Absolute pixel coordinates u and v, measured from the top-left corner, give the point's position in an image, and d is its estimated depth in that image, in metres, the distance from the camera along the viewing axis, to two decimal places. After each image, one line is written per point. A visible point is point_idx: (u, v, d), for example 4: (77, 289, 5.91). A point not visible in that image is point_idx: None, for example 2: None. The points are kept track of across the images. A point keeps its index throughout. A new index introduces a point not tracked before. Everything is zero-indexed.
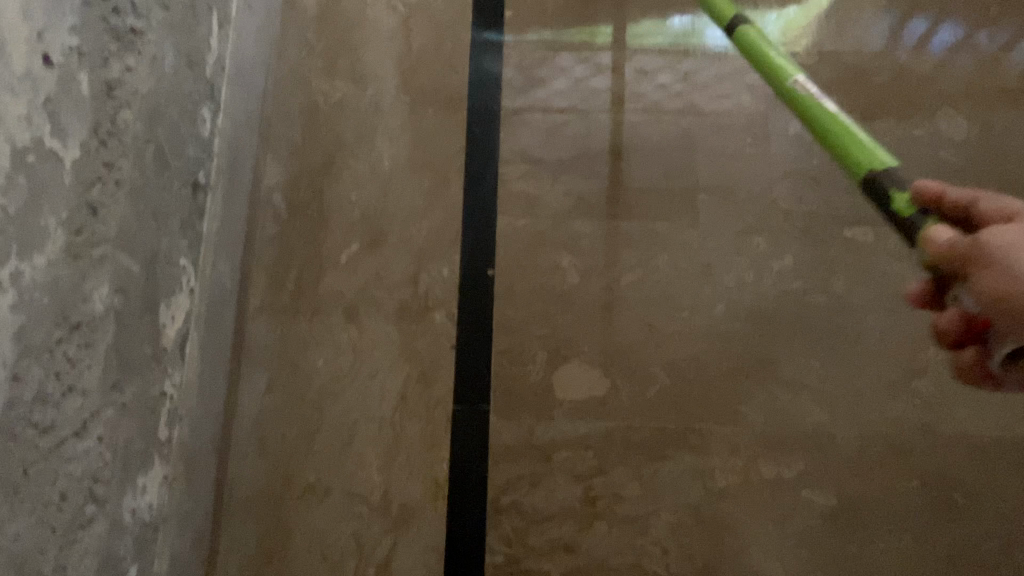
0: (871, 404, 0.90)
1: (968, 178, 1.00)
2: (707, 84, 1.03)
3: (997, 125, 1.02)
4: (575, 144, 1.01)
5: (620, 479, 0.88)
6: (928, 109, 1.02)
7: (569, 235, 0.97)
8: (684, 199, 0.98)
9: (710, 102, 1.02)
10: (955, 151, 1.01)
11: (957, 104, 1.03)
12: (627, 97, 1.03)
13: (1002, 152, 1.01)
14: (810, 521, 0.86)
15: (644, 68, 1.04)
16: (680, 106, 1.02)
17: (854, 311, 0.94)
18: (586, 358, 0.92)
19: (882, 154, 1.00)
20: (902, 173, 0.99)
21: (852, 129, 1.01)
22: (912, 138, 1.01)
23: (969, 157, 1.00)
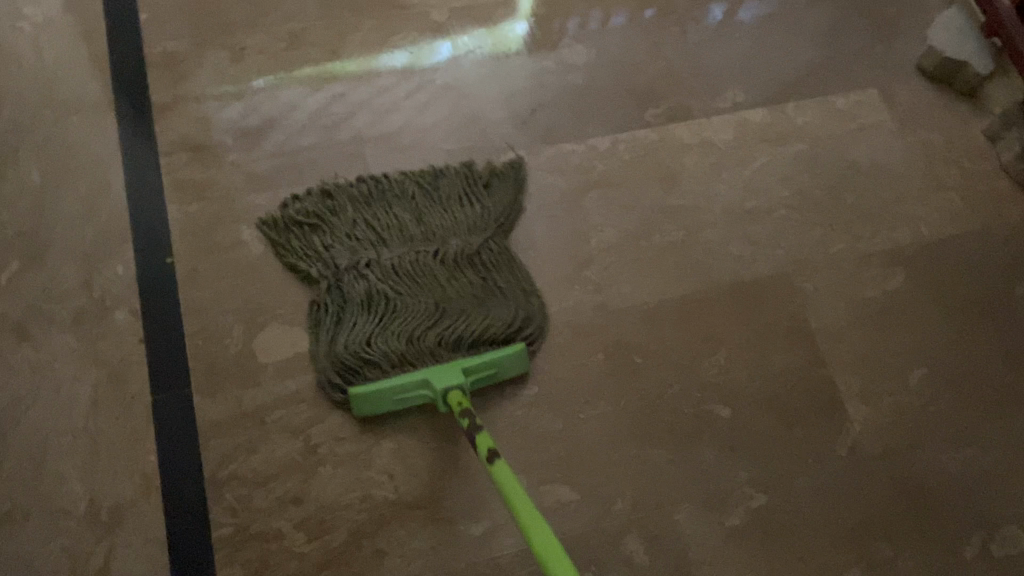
0: (552, 298, 1.00)
1: (604, 92, 1.13)
2: (388, 95, 1.09)
3: (615, 47, 1.17)
4: (237, 126, 1.03)
5: (337, 423, 0.90)
6: (557, 43, 1.16)
7: (244, 210, 0.99)
8: (351, 156, 1.04)
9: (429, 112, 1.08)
10: (587, 74, 1.14)
11: (582, 36, 1.17)
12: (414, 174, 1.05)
13: (628, 66, 1.16)
14: (520, 413, 0.93)
15: (322, 91, 1.07)
16: (331, 76, 1.08)
17: (523, 222, 1.04)
18: (283, 320, 0.94)
19: (522, 86, 1.12)
20: (542, 100, 1.12)
21: (493, 70, 1.13)
22: (548, 70, 1.14)
23: (601, 76, 1.14)
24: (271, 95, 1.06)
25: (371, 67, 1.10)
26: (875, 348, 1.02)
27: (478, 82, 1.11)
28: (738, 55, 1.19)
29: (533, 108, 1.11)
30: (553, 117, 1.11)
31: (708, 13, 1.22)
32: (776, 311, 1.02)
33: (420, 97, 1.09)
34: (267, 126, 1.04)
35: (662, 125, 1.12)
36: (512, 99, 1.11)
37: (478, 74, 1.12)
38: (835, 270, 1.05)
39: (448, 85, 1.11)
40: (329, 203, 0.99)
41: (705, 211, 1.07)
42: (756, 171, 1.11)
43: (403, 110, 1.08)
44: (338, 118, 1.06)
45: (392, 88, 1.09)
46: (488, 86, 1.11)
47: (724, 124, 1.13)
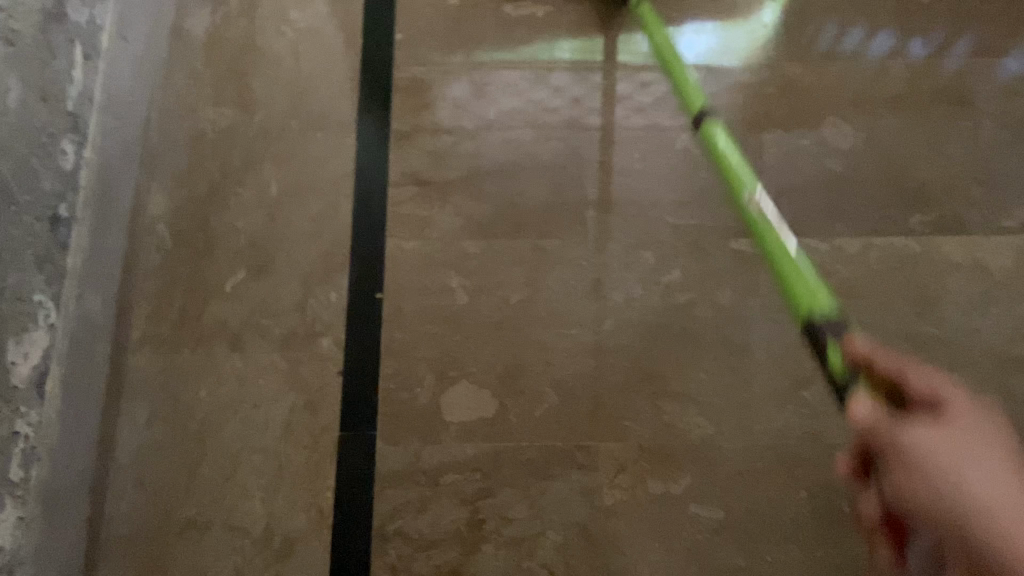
0: (760, 413, 0.90)
1: (865, 184, 0.99)
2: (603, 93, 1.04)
3: (891, 133, 1.02)
4: (466, 165, 1.01)
5: (508, 501, 0.87)
6: (823, 117, 1.02)
7: (457, 256, 0.97)
8: (573, 216, 0.99)
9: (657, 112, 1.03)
10: (849, 160, 1.01)
11: (853, 112, 1.03)
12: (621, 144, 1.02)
13: (900, 157, 1.01)
14: (698, 535, 0.86)
15: (540, 77, 1.05)
16: (568, 125, 1.03)
17: (743, 321, 0.94)
18: (473, 379, 0.92)
19: (772, 163, 1.00)
20: (791, 183, 1.00)
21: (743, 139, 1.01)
22: (805, 149, 1.01)
23: (866, 165, 1.00)
24: (494, 77, 1.05)
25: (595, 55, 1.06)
26: None
27: None
28: None
29: (779, 192, 0.99)
30: (801, 205, 0.99)
31: (1007, 61, 1.05)
32: None
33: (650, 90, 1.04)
34: (484, 110, 1.04)
35: (926, 236, 0.97)
36: (756, 175, 0.99)
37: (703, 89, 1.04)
38: None
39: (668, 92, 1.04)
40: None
41: (958, 350, 0.93)
42: None
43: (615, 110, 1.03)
44: (549, 108, 1.04)
45: (610, 86, 1.04)
46: None
47: (1003, 247, 0.97)
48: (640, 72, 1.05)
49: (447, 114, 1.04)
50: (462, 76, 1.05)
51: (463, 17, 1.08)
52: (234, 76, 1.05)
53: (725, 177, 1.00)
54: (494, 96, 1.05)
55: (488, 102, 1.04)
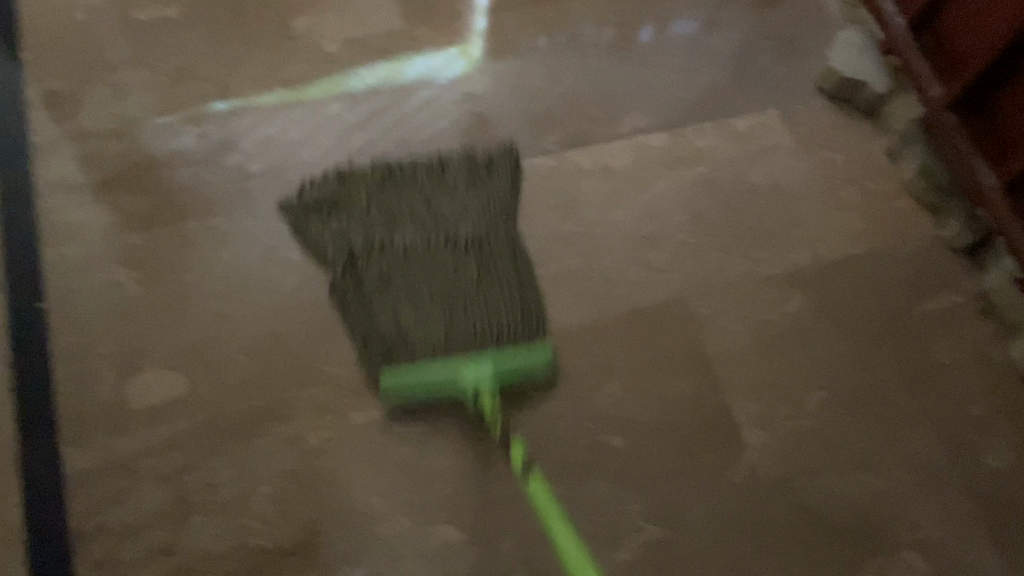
0: None
1: (501, 119, 1.12)
2: (340, 121, 1.08)
3: (514, 72, 1.16)
4: (118, 163, 1.01)
5: (213, 468, 0.87)
6: (454, 68, 1.14)
7: (122, 251, 0.96)
8: (237, 192, 1.02)
9: (379, 137, 1.08)
10: (483, 100, 1.13)
11: (479, 60, 1.16)
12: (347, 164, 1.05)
13: (527, 90, 1.15)
14: (406, 449, 0.91)
15: (273, 114, 1.07)
16: (219, 113, 1.06)
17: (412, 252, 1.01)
18: (159, 362, 0.91)
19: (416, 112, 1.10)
20: (438, 127, 1.10)
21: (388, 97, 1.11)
22: (445, 97, 1.12)
23: (498, 102, 1.13)
24: (225, 120, 1.06)
25: (331, 91, 1.10)
26: (772, 372, 1.00)
27: (371, 112, 1.09)
28: (641, 79, 1.18)
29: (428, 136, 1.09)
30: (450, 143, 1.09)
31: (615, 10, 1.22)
32: (673, 338, 1.01)
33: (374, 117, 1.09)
34: (222, 153, 1.04)
35: (560, 152, 1.11)
36: (404, 127, 1.09)
37: (437, 105, 1.11)
38: (734, 293, 1.04)
39: (406, 113, 1.10)
40: (342, 206, 1.01)
41: (604, 239, 1.06)
42: (655, 197, 1.10)
43: (354, 136, 1.07)
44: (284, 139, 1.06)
45: (347, 115, 1.09)
46: (381, 117, 1.09)
47: (623, 149, 1.13)
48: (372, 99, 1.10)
49: (182, 164, 1.02)
50: (182, 120, 1.05)
51: (92, 31, 1.09)
52: None
53: (377, 133, 1.08)
54: (208, 130, 1.05)
55: (223, 145, 1.04)
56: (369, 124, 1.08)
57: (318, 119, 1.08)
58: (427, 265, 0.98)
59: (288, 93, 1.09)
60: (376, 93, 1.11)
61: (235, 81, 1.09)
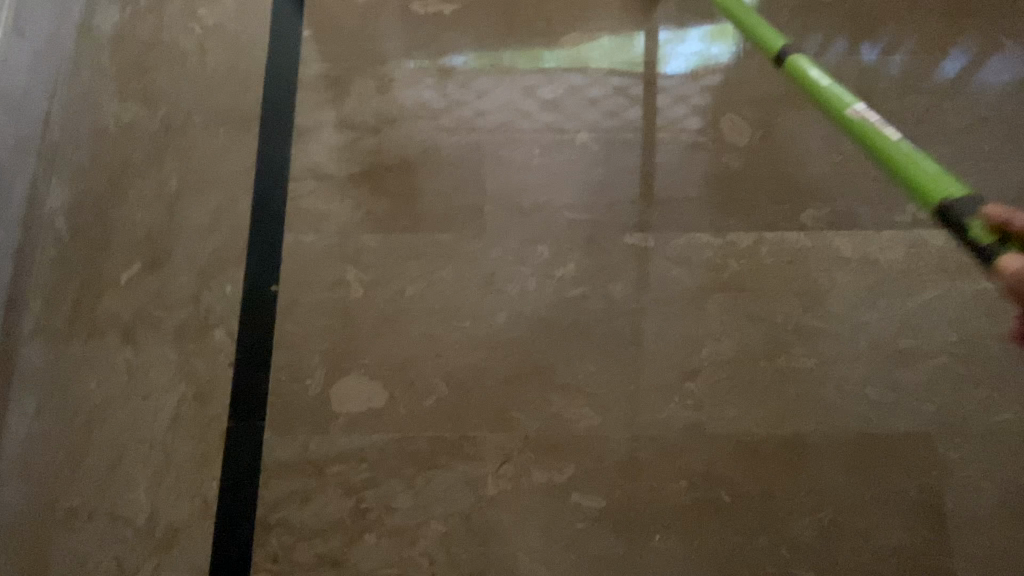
0: (648, 405, 0.91)
1: (761, 181, 1.00)
2: (578, 95, 1.05)
3: (788, 128, 1.03)
4: (367, 161, 1.02)
5: (392, 491, 0.87)
6: (722, 113, 1.03)
7: (353, 250, 0.98)
8: (471, 210, 1.00)
9: (609, 124, 1.04)
10: (745, 155, 1.02)
11: (751, 108, 1.04)
12: (566, 148, 1.03)
13: (797, 150, 1.02)
14: (579, 524, 0.87)
15: (508, 79, 1.06)
16: (467, 119, 1.04)
17: (630, 311, 0.95)
18: (364, 371, 0.92)
19: (670, 160, 1.02)
20: (688, 178, 1.01)
21: (642, 137, 1.03)
22: (705, 146, 1.02)
23: (761, 161, 1.01)
24: (464, 82, 1.06)
25: (573, 62, 1.07)
26: (1014, 548, 0.85)
27: (618, 149, 1.02)
28: (935, 162, 1.02)
29: (676, 186, 1.00)
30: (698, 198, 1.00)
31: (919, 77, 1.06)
32: (903, 476, 0.88)
33: (605, 100, 1.05)
34: (458, 107, 1.05)
35: (819, 231, 0.98)
36: (654, 174, 1.01)
37: (680, 92, 1.05)
38: (990, 446, 0.89)
39: (644, 95, 1.05)
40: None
41: (849, 344, 0.93)
42: (922, 304, 0.94)
43: (586, 112, 1.04)
44: (522, 112, 1.05)
45: (585, 87, 1.05)
46: (628, 158, 1.02)
47: (896, 240, 0.97)
48: (612, 76, 1.06)
49: (419, 116, 1.05)
50: (427, 71, 1.07)
51: (370, 20, 1.10)
52: (139, 72, 1.07)
53: (620, 168, 1.01)
54: (452, 89, 1.06)
55: (461, 100, 1.06)
56: (614, 156, 1.02)
57: (547, 102, 1.05)
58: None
59: (530, 55, 1.08)
60: (619, 72, 1.06)
61: (488, 85, 1.06)
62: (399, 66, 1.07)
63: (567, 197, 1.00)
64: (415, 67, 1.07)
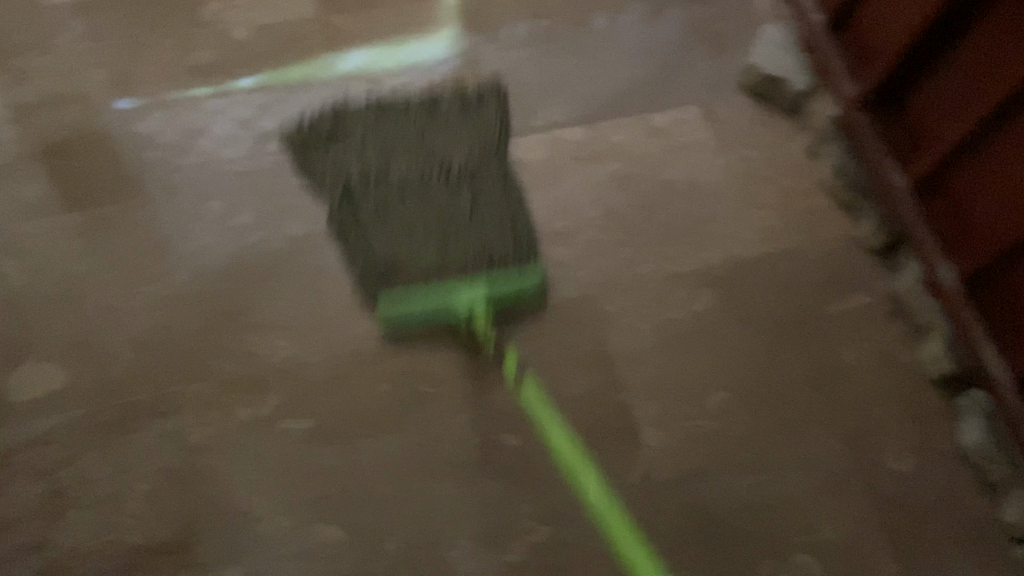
0: (340, 325, 0.96)
1: (411, 105, 1.09)
2: (310, 107, 1.08)
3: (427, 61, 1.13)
4: (12, 155, 1.00)
5: (89, 463, 0.85)
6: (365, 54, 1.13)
7: (13, 242, 0.95)
8: (133, 182, 1.00)
9: (309, 129, 1.06)
10: (393, 86, 1.10)
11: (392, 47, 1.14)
12: (267, 159, 1.03)
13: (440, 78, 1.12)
14: (291, 447, 0.89)
15: (197, 105, 1.06)
16: (153, 143, 1.03)
17: (310, 244, 0.99)
18: (40, 355, 0.89)
19: (322, 101, 1.08)
20: (343, 111, 1.07)
21: (293, 86, 1.09)
22: (356, 84, 1.10)
23: (409, 90, 1.11)
24: (148, 114, 1.05)
25: (299, 78, 1.10)
26: (673, 371, 0.99)
27: (273, 103, 1.07)
28: (562, 72, 1.16)
29: (333, 119, 1.07)
30: (357, 126, 1.06)
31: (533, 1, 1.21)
32: (575, 335, 0.99)
33: (303, 112, 1.07)
34: (191, 140, 1.04)
35: (470, 145, 1.09)
36: (313, 115, 1.07)
37: (410, 91, 1.11)
38: (639, 291, 1.03)
39: (376, 98, 1.09)
40: (338, 139, 1.05)
41: None
42: (567, 191, 1.08)
43: (321, 121, 1.07)
44: (223, 132, 1.05)
45: (279, 102, 1.07)
46: (288, 110, 1.07)
47: (537, 143, 1.10)
48: (305, 88, 1.09)
49: (148, 153, 1.02)
50: (148, 109, 1.05)
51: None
52: None
53: (288, 128, 1.06)
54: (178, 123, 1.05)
55: (192, 132, 1.04)
56: (293, 129, 1.05)
57: (243, 120, 1.06)
58: (441, 248, 0.99)
59: (256, 79, 1.09)
60: (311, 84, 1.09)
61: (175, 112, 1.05)
62: (112, 108, 1.05)
63: (232, 158, 1.03)
64: (127, 106, 1.05)
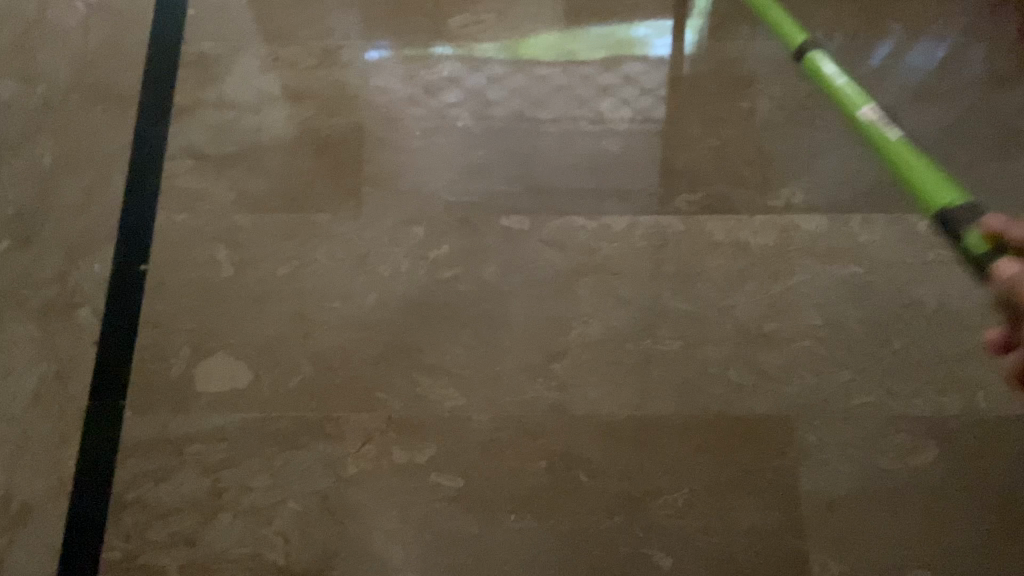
0: (513, 386, 0.91)
1: (636, 163, 1.02)
2: (543, 83, 1.08)
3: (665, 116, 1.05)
4: (245, 139, 1.03)
5: (250, 470, 0.87)
6: (598, 69, 1.08)
7: (226, 230, 0.98)
8: (348, 192, 1.00)
9: (532, 114, 1.06)
10: (624, 138, 1.04)
11: (632, 94, 1.07)
12: (485, 135, 1.04)
13: (676, 136, 1.04)
14: (437, 503, 0.87)
15: (438, 66, 1.08)
16: (389, 98, 1.06)
17: (501, 293, 0.95)
18: (230, 350, 0.92)
19: (544, 138, 1.04)
20: (565, 147, 1.04)
21: (521, 100, 1.07)
22: (582, 125, 1.05)
23: (638, 145, 1.03)
24: (391, 67, 1.08)
25: (536, 51, 1.10)
26: (867, 528, 0.85)
27: (498, 105, 1.06)
28: (812, 148, 1.02)
29: (552, 157, 1.03)
30: (571, 174, 1.02)
31: None
32: (760, 459, 0.88)
33: (531, 92, 1.07)
34: (427, 95, 1.06)
35: (691, 215, 0.99)
36: (533, 129, 1.05)
37: (644, 83, 1.07)
38: (849, 426, 0.89)
39: (609, 83, 1.07)
40: (556, 125, 1.05)
41: (713, 327, 0.94)
42: (789, 288, 0.95)
43: (550, 99, 1.07)
44: (453, 97, 1.07)
45: (512, 77, 1.08)
46: (510, 120, 1.05)
47: (767, 225, 0.98)
48: (537, 67, 1.09)
49: (384, 104, 1.06)
50: (393, 59, 1.09)
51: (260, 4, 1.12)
52: (24, 51, 1.08)
53: (505, 122, 1.05)
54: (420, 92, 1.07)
55: (429, 87, 1.07)
56: (514, 115, 1.05)
57: (472, 90, 1.07)
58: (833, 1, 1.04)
59: (502, 46, 1.10)
60: (544, 64, 1.09)
61: (414, 68, 1.08)
62: (359, 57, 1.09)
63: (444, 159, 1.03)
64: (376, 57, 1.09)
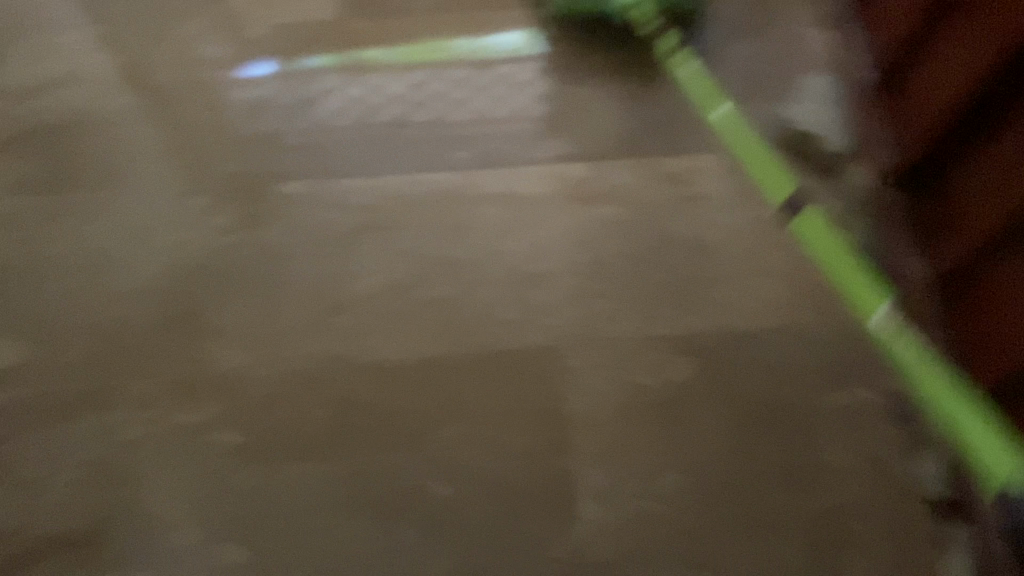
0: (293, 341, 0.94)
1: (430, 120, 1.06)
2: (419, 88, 1.09)
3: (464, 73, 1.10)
4: (23, 126, 1.04)
5: (30, 444, 0.89)
6: (455, 61, 1.10)
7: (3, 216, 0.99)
8: (127, 168, 1.02)
9: (416, 118, 1.07)
10: (433, 92, 1.08)
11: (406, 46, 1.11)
12: (368, 140, 1.05)
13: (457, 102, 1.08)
14: (217, 459, 0.89)
15: (313, 78, 1.08)
16: (268, 112, 1.06)
17: (281, 254, 0.98)
18: (6, 332, 0.94)
19: (407, 124, 1.06)
20: (440, 142, 1.06)
21: (395, 102, 1.08)
22: (453, 117, 1.07)
23: (430, 88, 1.09)
24: (266, 82, 1.08)
25: (411, 57, 1.11)
26: (633, 440, 0.91)
27: (375, 111, 1.07)
28: (582, 101, 1.08)
29: (429, 152, 1.05)
30: (408, 143, 1.05)
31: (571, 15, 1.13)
32: (530, 387, 0.94)
33: (412, 98, 1.08)
34: (304, 109, 1.07)
35: (466, 170, 1.04)
36: (415, 130, 1.06)
37: (515, 79, 1.09)
38: (612, 349, 0.95)
39: (481, 83, 1.09)
40: (439, 124, 1.06)
41: (487, 272, 0.99)
42: (557, 230, 1.01)
43: (425, 102, 1.08)
44: (332, 106, 1.07)
45: (388, 83, 1.09)
46: (389, 124, 1.06)
47: (537, 174, 1.05)
48: (413, 72, 1.10)
49: (263, 118, 1.06)
50: (268, 75, 1.08)
51: None
52: None
53: (383, 127, 1.06)
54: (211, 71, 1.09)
55: (308, 104, 1.07)
56: (394, 121, 1.06)
57: (350, 96, 1.08)
58: None
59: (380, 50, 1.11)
60: (420, 66, 1.10)
61: (288, 79, 1.08)
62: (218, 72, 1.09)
63: (323, 166, 1.03)
64: (247, 72, 1.08)
